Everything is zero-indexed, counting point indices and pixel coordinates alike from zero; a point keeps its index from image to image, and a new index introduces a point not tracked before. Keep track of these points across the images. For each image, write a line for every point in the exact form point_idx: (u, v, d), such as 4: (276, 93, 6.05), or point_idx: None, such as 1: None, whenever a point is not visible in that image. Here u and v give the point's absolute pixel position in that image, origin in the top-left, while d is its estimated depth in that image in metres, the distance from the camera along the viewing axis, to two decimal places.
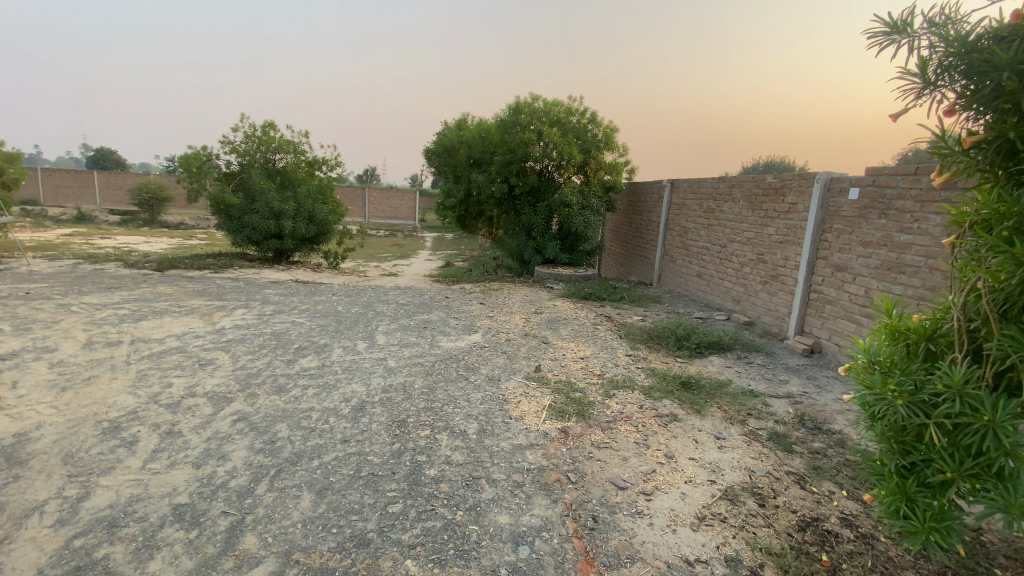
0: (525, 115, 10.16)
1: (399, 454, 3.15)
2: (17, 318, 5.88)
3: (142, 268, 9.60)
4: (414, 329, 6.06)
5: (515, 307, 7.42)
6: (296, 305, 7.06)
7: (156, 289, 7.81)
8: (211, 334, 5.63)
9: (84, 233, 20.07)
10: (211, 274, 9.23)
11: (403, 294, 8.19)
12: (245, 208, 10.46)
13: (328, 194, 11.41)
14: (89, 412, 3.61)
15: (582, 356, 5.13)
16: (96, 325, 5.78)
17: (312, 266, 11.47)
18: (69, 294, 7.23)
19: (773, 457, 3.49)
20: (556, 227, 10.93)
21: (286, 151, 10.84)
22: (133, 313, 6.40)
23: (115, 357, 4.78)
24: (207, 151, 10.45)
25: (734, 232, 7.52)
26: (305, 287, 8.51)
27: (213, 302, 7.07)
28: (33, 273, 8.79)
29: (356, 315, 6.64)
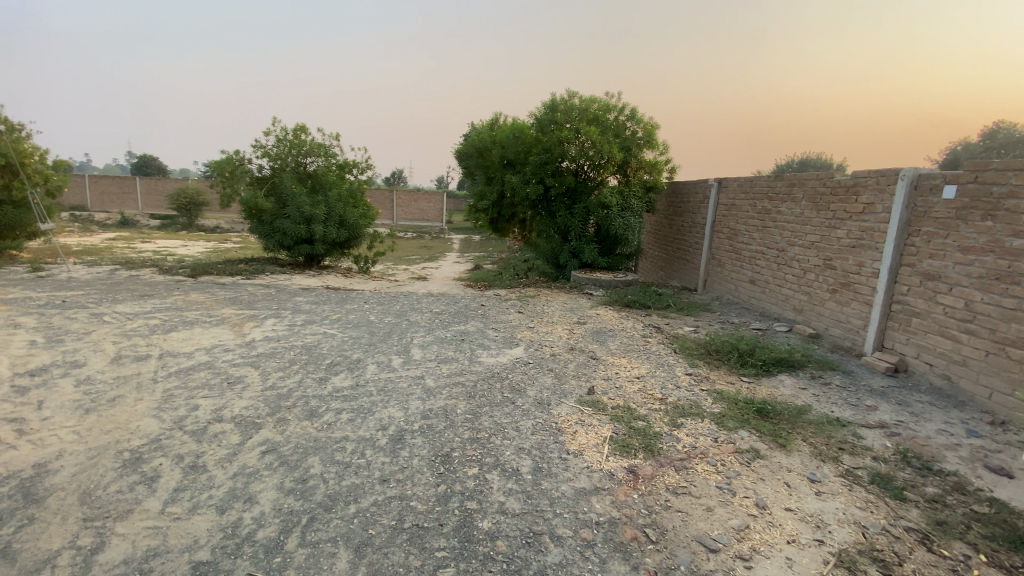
0: (562, 113, 9.70)
1: (446, 500, 2.74)
2: (49, 329, 5.71)
3: (175, 274, 9.51)
4: (451, 342, 5.64)
5: (556, 316, 6.94)
6: (327, 314, 6.75)
7: (188, 297, 7.65)
8: (241, 347, 5.35)
9: (124, 237, 20.52)
10: (243, 281, 9.07)
11: (437, 302, 7.80)
12: (276, 212, 10.29)
13: (359, 198, 11.17)
14: (111, 440, 3.31)
15: (637, 376, 4.60)
16: (126, 336, 5.57)
17: (343, 271, 11.24)
18: (103, 302, 7.12)
19: (884, 506, 2.94)
20: (594, 229, 10.39)
21: (317, 155, 10.66)
22: (164, 323, 6.19)
23: (143, 373, 4.51)
24: (240, 155, 10.34)
25: (795, 234, 6.89)
26: (337, 294, 8.24)
27: (244, 312, 6.84)
28: (71, 280, 8.78)
29: (388, 326, 6.28)
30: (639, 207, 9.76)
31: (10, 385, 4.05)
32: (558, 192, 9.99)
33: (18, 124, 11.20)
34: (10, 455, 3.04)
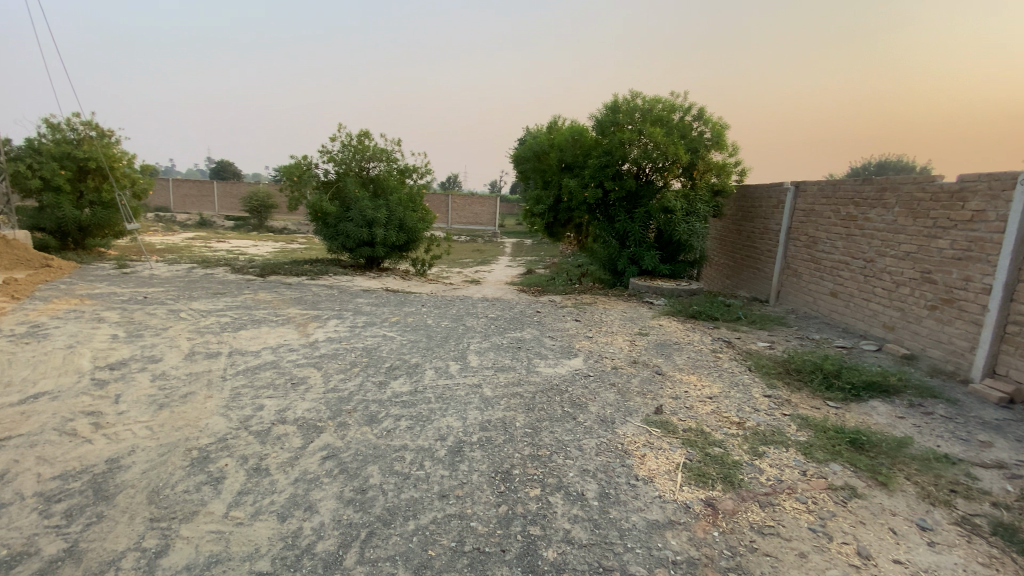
0: (624, 114, 9.42)
1: (508, 523, 2.58)
2: (132, 324, 6.07)
3: (246, 274, 9.97)
4: (508, 349, 5.49)
5: (616, 326, 6.64)
6: (384, 317, 6.79)
7: (257, 296, 7.97)
8: (304, 347, 5.45)
9: (202, 237, 21.96)
10: (307, 281, 9.36)
11: (493, 307, 7.69)
12: (340, 216, 10.60)
13: (417, 202, 11.31)
14: (181, 437, 3.39)
15: (709, 396, 4.27)
16: (200, 333, 5.82)
17: (401, 274, 11.40)
18: (181, 299, 7.53)
19: (1017, 564, 2.50)
20: (655, 235, 9.98)
21: (379, 160, 10.90)
22: (234, 321, 6.44)
23: (212, 370, 4.66)
24: (307, 160, 10.74)
25: (885, 244, 6.28)
26: (395, 296, 8.33)
27: (308, 312, 7.01)
28: (154, 277, 9.39)
29: (445, 329, 6.21)
30: (705, 212, 9.29)
31: (93, 378, 4.29)
32: (618, 196, 9.68)
33: (108, 130, 12.12)
34: (86, 449, 3.19)
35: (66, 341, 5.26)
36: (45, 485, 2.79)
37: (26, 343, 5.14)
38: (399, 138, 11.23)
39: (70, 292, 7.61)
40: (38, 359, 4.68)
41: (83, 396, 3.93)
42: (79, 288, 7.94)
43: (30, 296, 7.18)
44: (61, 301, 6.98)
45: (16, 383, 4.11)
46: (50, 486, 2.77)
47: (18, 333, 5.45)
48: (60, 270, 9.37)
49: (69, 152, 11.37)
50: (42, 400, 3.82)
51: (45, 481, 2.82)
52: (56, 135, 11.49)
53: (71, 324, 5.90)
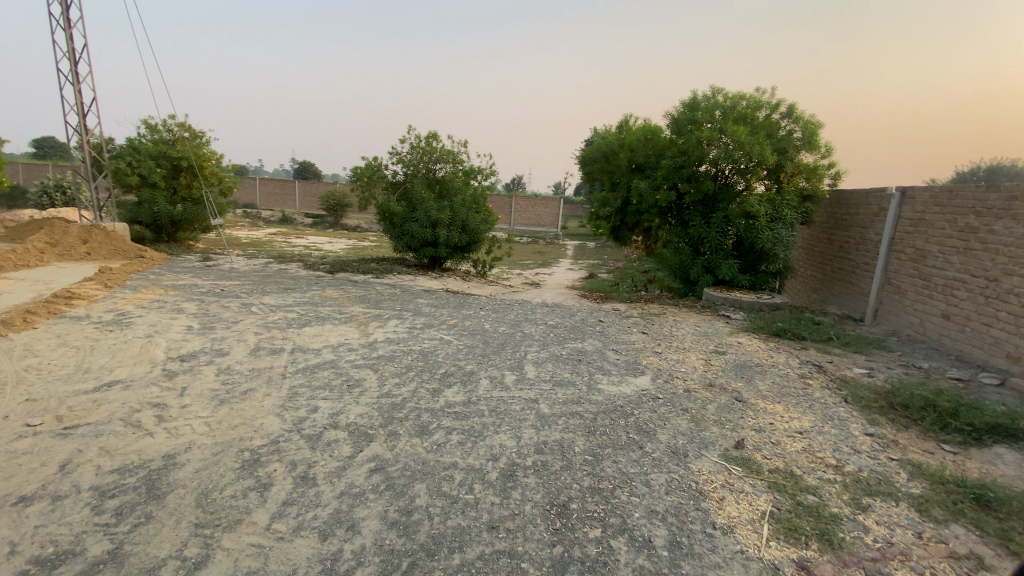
0: (703, 112, 8.87)
1: (564, 568, 2.29)
2: (206, 316, 6.33)
3: (316, 270, 10.29)
4: (568, 361, 5.16)
5: (687, 341, 6.13)
6: (441, 319, 6.66)
7: (323, 292, 8.14)
8: (362, 346, 5.39)
9: (282, 233, 23.27)
10: (372, 279, 9.50)
11: (554, 312, 7.36)
12: (406, 216, 10.70)
13: (481, 203, 11.22)
14: (236, 437, 3.38)
15: (799, 431, 3.85)
16: (267, 328, 5.95)
17: (462, 275, 11.36)
18: (253, 293, 7.82)
19: None
20: (734, 242, 9.28)
21: (446, 161, 10.92)
22: (299, 317, 6.55)
23: (273, 367, 4.69)
24: (377, 161, 10.93)
25: (1017, 261, 5.37)
26: (455, 298, 8.23)
27: (369, 311, 7.02)
28: (233, 270, 9.89)
29: (503, 335, 5.97)
30: (792, 218, 8.51)
31: (164, 369, 4.44)
32: (693, 200, 9.08)
33: (197, 131, 13.01)
34: (146, 443, 3.25)
35: (146, 331, 5.54)
36: (102, 479, 2.84)
37: (112, 331, 5.47)
38: (466, 138, 11.19)
39: (158, 282, 8.13)
40: (120, 348, 4.94)
41: (151, 387, 4.08)
42: (165, 279, 8.48)
43: (123, 285, 7.73)
44: (148, 291, 7.45)
45: (96, 371, 4.34)
46: (107, 481, 2.84)
47: (107, 321, 5.82)
48: (152, 262, 10.12)
49: (165, 152, 12.30)
50: (115, 390, 3.99)
51: (102, 475, 2.88)
52: (154, 136, 12.47)
53: (154, 314, 6.24)
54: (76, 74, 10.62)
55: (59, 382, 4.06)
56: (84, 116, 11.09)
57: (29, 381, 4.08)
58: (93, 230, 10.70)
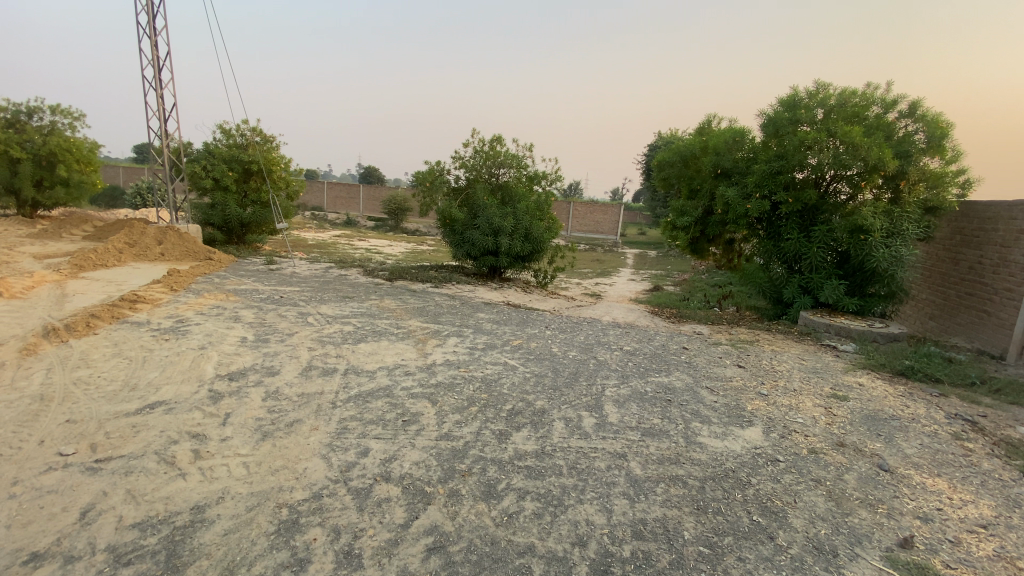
0: (806, 111, 7.85)
1: None
2: (262, 326, 6.02)
3: (375, 277, 9.98)
4: (656, 401, 4.37)
5: (795, 383, 5.14)
6: (503, 339, 6.01)
7: (381, 302, 7.72)
8: (418, 368, 4.83)
9: (346, 235, 23.68)
10: (431, 288, 9.03)
11: (630, 335, 6.52)
12: (467, 223, 10.19)
13: (545, 210, 10.56)
14: (275, 486, 2.88)
15: (982, 526, 2.90)
16: (321, 343, 5.53)
17: (522, 285, 10.71)
18: (311, 301, 7.52)
19: None
20: (837, 260, 8.11)
21: (510, 165, 10.38)
22: (354, 329, 6.10)
23: (323, 390, 4.20)
24: (440, 166, 10.54)
25: None
26: (518, 313, 7.58)
27: (427, 325, 6.49)
28: (294, 275, 9.74)
29: (574, 363, 5.24)
30: (914, 233, 7.29)
31: (211, 390, 4.07)
32: (790, 210, 8.02)
33: (268, 135, 13.27)
34: (177, 488, 2.82)
35: (201, 342, 5.26)
36: (120, 537, 2.41)
37: (167, 342, 5.22)
38: (531, 142, 10.63)
39: (221, 286, 8.04)
40: (170, 361, 4.66)
41: (194, 411, 3.71)
42: (229, 282, 8.38)
43: (187, 289, 7.66)
44: (210, 295, 7.32)
45: (143, 389, 4.03)
46: (125, 540, 2.40)
47: (166, 329, 5.62)
48: (219, 264, 10.24)
49: (237, 156, 12.56)
50: (157, 413, 3.64)
51: (122, 530, 2.46)
52: (228, 141, 12.76)
53: (211, 322, 6.00)
54: (159, 80, 10.95)
55: (103, 402, 3.77)
56: (165, 121, 11.43)
57: (75, 397, 3.82)
58: (167, 231, 10.99)
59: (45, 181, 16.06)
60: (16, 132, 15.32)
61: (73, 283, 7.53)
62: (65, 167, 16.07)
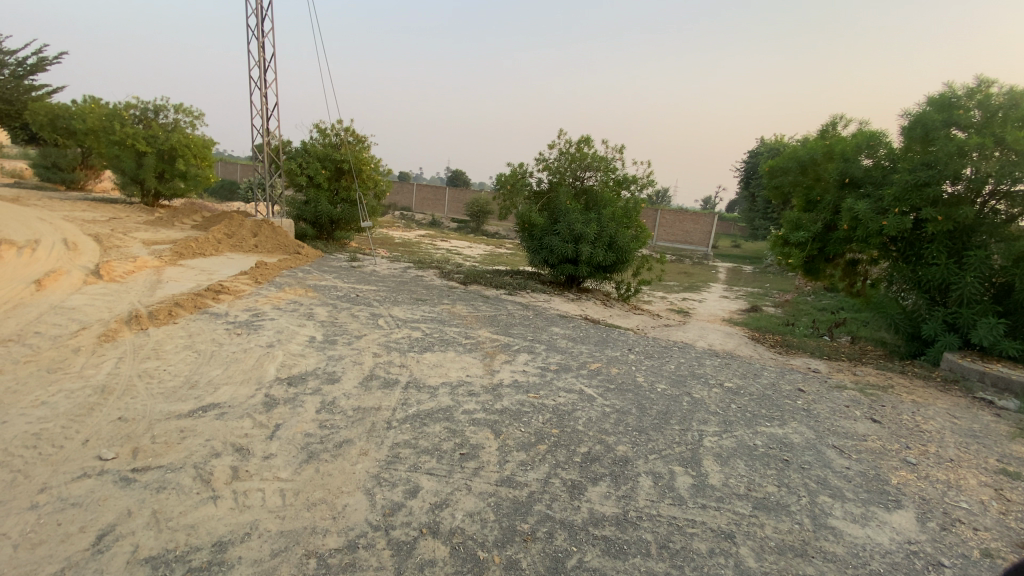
0: (965, 112, 6.46)
1: None
2: (332, 325, 5.80)
3: (451, 280, 9.65)
4: (769, 462, 3.56)
5: (952, 450, 4.03)
6: (581, 360, 5.33)
7: (453, 307, 7.29)
8: (483, 387, 4.31)
9: (429, 235, 24.01)
10: (505, 295, 8.51)
11: (729, 369, 5.59)
12: (547, 228, 9.56)
13: (634, 218, 9.70)
14: (308, 527, 2.48)
15: None
16: (386, 348, 5.16)
17: (604, 297, 9.88)
18: (384, 301, 7.28)
19: None
20: (996, 294, 6.57)
21: (598, 169, 9.70)
22: (421, 335, 5.70)
23: (380, 406, 3.81)
24: (523, 167, 10.08)
25: None
26: (599, 329, 6.83)
27: (498, 336, 5.96)
28: (372, 273, 9.67)
29: (664, 400, 4.48)
30: None
31: (266, 396, 3.82)
32: (937, 230, 6.63)
33: (360, 135, 13.62)
34: (204, 514, 2.51)
35: (268, 339, 5.12)
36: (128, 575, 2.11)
37: (237, 337, 5.14)
38: (623, 144, 9.87)
39: (301, 281, 8.07)
40: (235, 359, 4.51)
41: (245, 419, 3.45)
42: (309, 277, 8.43)
43: (270, 282, 7.77)
44: (289, 290, 7.34)
45: (201, 388, 3.88)
46: None
47: (239, 323, 5.57)
48: (305, 258, 10.51)
49: (330, 154, 12.97)
50: (207, 418, 3.42)
51: (133, 565, 2.16)
52: (324, 139, 13.21)
53: (284, 318, 5.90)
54: (264, 80, 11.50)
55: (159, 400, 3.63)
56: (267, 120, 12.02)
57: (135, 391, 3.72)
58: (262, 224, 11.47)
59: (166, 174, 17.76)
60: (146, 129, 17.11)
61: (170, 270, 7.92)
62: (184, 161, 17.70)
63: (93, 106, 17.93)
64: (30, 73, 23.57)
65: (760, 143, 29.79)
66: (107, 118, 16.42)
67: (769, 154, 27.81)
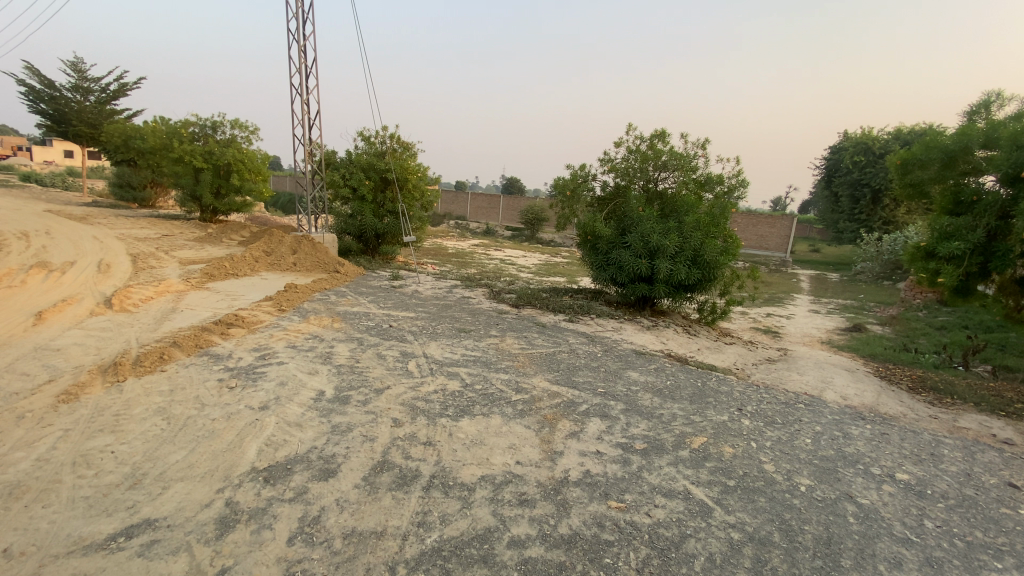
0: None
1: None
2: (350, 371, 4.60)
3: (502, 301, 8.34)
4: None
5: None
6: (676, 433, 3.85)
7: (504, 340, 5.97)
8: (540, 489, 2.93)
9: (483, 244, 23.04)
10: (566, 322, 7.07)
11: (889, 449, 3.91)
12: (614, 240, 8.03)
13: (722, 226, 8.03)
14: None
15: None
16: (411, 409, 3.87)
17: (684, 322, 8.20)
18: (422, 333, 6.07)
19: None
20: None
21: (675, 168, 8.14)
22: (458, 385, 4.39)
23: (383, 530, 2.52)
24: (585, 170, 8.65)
25: None
26: (691, 373, 5.27)
27: (558, 387, 4.52)
28: (414, 294, 8.54)
29: (817, 518, 2.93)
30: None
31: (226, 507, 2.63)
32: None
33: (408, 143, 12.75)
34: None
35: (266, 395, 3.98)
36: None
37: (227, 391, 4.03)
38: (706, 138, 8.24)
39: (331, 307, 7.03)
40: (210, 431, 3.38)
41: (177, 559, 2.27)
42: (342, 302, 7.38)
43: (296, 309, 6.79)
44: (314, 320, 6.28)
45: (143, 490, 2.75)
46: None
47: (238, 370, 4.48)
48: (344, 277, 9.58)
49: (375, 164, 12.20)
50: (124, 555, 2.27)
51: None
52: (370, 149, 12.45)
53: (295, 361, 4.77)
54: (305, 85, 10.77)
55: (76, 517, 2.53)
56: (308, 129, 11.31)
57: (51, 495, 2.69)
58: (303, 240, 10.69)
59: (223, 190, 17.75)
60: (203, 146, 17.16)
61: (192, 295, 7.13)
62: (239, 176, 17.61)
63: (157, 125, 18.30)
64: (110, 97, 24.55)
65: (844, 137, 26.80)
66: (167, 137, 16.66)
67: (856, 149, 24.81)
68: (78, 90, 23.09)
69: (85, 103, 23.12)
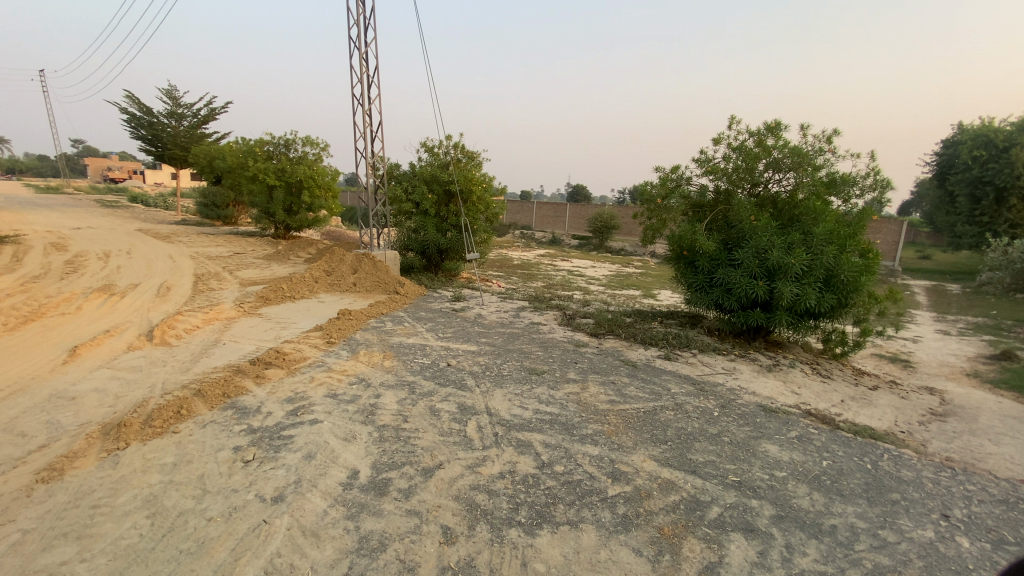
0: None
1: None
2: (396, 438, 3.60)
3: (578, 329, 7.16)
4: None
5: None
6: (868, 570, 2.49)
7: (585, 387, 4.77)
8: None
9: (549, 255, 21.85)
10: (659, 360, 5.76)
11: None
12: (718, 257, 6.60)
13: (858, 236, 6.42)
14: None
15: None
16: (468, 510, 2.78)
17: (808, 358, 6.60)
18: (485, 375, 5.01)
19: None
20: None
21: (795, 166, 6.60)
22: (531, 466, 3.26)
23: None
24: (678, 173, 7.30)
25: None
26: (851, 447, 3.82)
27: (671, 471, 3.26)
28: (478, 321, 7.55)
29: None
30: None
31: None
32: None
33: (473, 152, 11.90)
34: None
35: (284, 477, 3.05)
36: None
37: (239, 467, 3.14)
38: (834, 129, 6.64)
39: (385, 340, 6.15)
40: (201, 542, 2.47)
41: None
42: (398, 333, 6.49)
43: (346, 342, 5.97)
44: (363, 357, 5.40)
45: None
46: None
47: (263, 432, 3.61)
48: (404, 299, 8.80)
49: (438, 176, 11.44)
50: None
51: None
52: (433, 159, 11.75)
53: (331, 421, 3.85)
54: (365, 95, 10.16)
55: None
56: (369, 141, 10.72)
57: None
58: (364, 258, 10.04)
59: (294, 206, 17.89)
60: (276, 164, 17.36)
61: (240, 324, 6.53)
62: (309, 193, 17.64)
63: (236, 146, 18.84)
64: (202, 122, 25.99)
65: (962, 128, 23.17)
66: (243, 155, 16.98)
67: (976, 142, 21.21)
68: (173, 116, 24.48)
69: (179, 128, 24.60)
